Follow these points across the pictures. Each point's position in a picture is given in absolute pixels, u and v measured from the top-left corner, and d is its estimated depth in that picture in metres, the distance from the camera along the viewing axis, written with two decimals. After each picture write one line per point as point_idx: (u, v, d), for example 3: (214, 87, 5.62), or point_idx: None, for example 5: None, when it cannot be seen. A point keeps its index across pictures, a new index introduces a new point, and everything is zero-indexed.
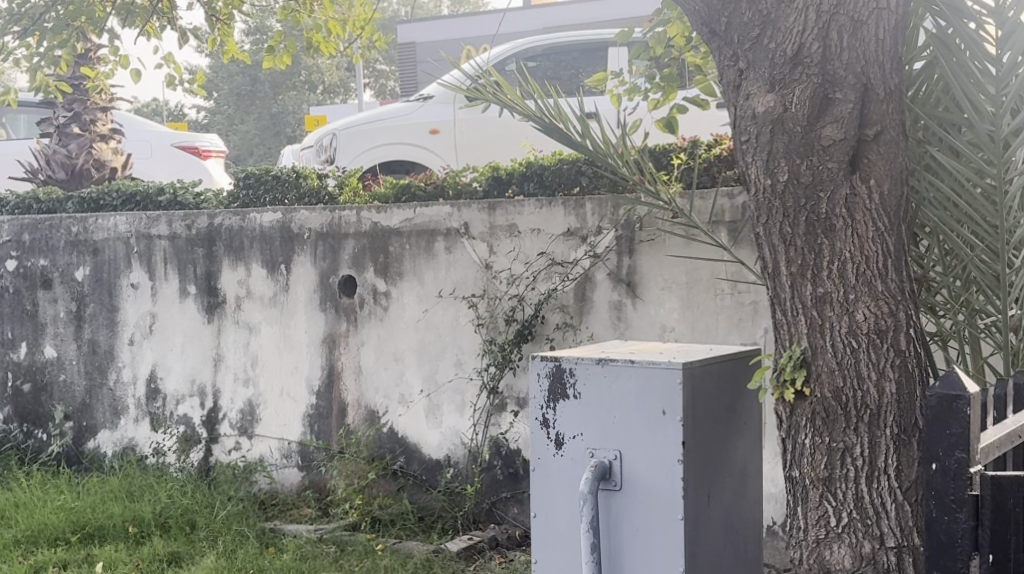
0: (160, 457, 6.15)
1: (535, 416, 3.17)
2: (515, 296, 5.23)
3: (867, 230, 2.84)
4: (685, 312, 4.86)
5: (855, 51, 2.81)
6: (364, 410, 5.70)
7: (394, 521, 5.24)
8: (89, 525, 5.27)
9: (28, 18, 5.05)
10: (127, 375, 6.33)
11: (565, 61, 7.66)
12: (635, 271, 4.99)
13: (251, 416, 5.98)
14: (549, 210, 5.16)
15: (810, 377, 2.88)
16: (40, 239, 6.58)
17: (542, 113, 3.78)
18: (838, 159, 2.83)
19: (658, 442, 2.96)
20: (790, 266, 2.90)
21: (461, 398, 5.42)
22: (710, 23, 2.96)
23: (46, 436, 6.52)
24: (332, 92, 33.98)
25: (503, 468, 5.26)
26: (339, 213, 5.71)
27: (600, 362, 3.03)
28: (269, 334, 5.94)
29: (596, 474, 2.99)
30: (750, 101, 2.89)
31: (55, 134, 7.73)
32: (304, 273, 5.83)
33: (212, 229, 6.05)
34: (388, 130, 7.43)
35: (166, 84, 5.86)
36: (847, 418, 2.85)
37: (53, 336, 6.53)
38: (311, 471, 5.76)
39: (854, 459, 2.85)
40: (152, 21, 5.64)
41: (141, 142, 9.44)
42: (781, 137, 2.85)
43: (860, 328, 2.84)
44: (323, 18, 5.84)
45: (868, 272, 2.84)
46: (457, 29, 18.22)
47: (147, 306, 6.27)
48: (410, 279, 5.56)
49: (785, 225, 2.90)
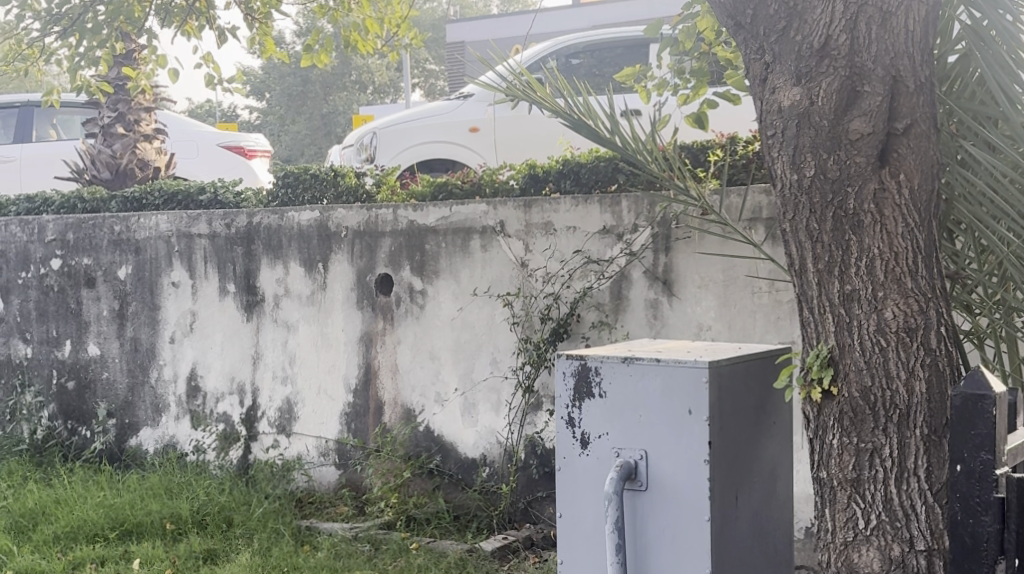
0: (200, 454, 6.19)
1: (560, 415, 3.13)
2: (551, 294, 5.19)
3: (896, 226, 2.76)
4: (722, 310, 4.80)
5: (884, 43, 2.74)
6: (400, 409, 5.70)
7: (429, 520, 5.24)
8: (128, 521, 5.31)
9: (69, 18, 5.08)
10: (168, 373, 6.37)
11: (607, 57, 7.63)
12: (671, 270, 4.94)
13: (289, 414, 6.01)
14: (585, 208, 5.12)
15: (837, 376, 2.82)
16: (83, 238, 6.63)
17: (570, 110, 3.71)
18: (866, 154, 2.76)
19: (684, 441, 2.92)
20: (816, 263, 2.84)
21: (496, 397, 5.40)
22: (736, 16, 2.89)
23: (89, 433, 6.59)
24: (384, 92, 34.07)
25: (539, 468, 5.23)
26: (376, 212, 5.72)
27: (626, 361, 2.99)
28: (307, 332, 5.96)
29: (621, 474, 2.95)
30: (776, 95, 2.84)
31: (99, 134, 7.83)
32: (342, 271, 5.84)
33: (251, 228, 6.08)
34: (428, 128, 7.43)
35: (205, 83, 5.90)
36: (875, 418, 2.79)
37: (97, 334, 6.59)
38: (347, 470, 5.77)
39: (882, 461, 2.79)
40: (192, 20, 5.65)
41: (187, 143, 9.52)
42: (807, 132, 2.79)
43: (889, 326, 2.77)
44: (361, 16, 5.83)
45: (897, 270, 2.76)
46: (505, 27, 18.19)
47: (188, 304, 6.32)
48: (446, 278, 5.54)
49: (812, 221, 2.83)
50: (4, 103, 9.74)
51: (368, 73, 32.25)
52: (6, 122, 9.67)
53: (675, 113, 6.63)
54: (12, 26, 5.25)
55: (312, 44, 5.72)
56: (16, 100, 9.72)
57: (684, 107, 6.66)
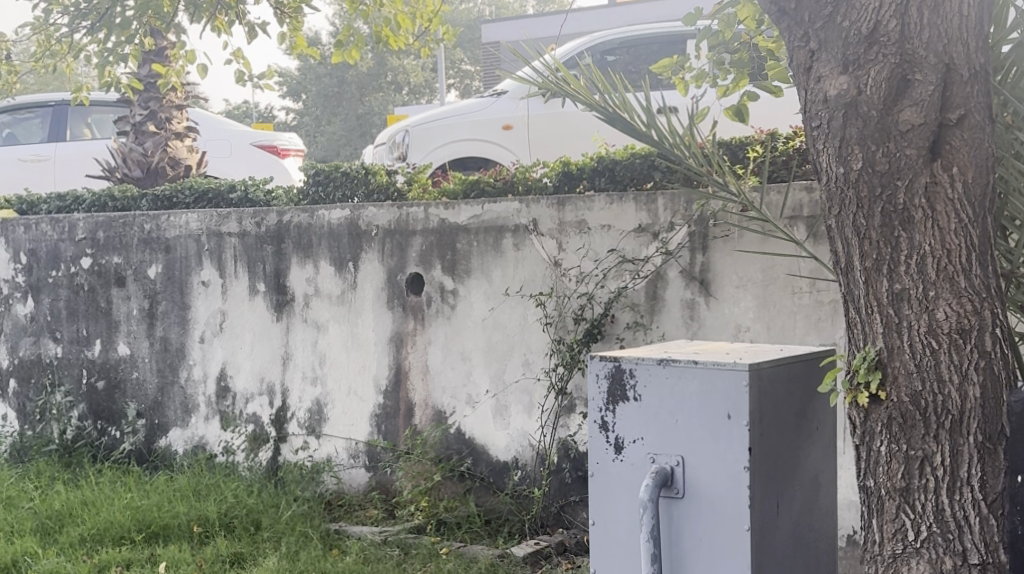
0: (229, 456, 6.12)
1: (593, 419, 3.03)
2: (584, 294, 5.08)
3: (949, 222, 2.61)
4: (761, 311, 4.67)
5: (937, 29, 2.60)
6: (431, 411, 5.60)
7: (460, 524, 5.14)
8: (155, 524, 5.23)
9: (96, 13, 4.99)
10: (197, 373, 6.31)
11: (642, 54, 7.50)
12: (708, 269, 4.81)
13: (319, 415, 5.93)
14: (619, 206, 5.01)
15: (885, 380, 2.67)
16: (114, 237, 6.57)
17: (605, 104, 3.56)
18: (918, 145, 2.61)
19: (723, 446, 2.81)
20: (864, 260, 2.68)
21: (529, 398, 5.29)
22: (779, 1, 2.76)
23: (119, 434, 6.54)
24: (420, 94, 33.67)
25: (572, 471, 5.12)
26: (407, 210, 5.62)
27: (661, 363, 2.90)
28: (337, 332, 5.87)
29: (657, 481, 2.85)
30: (822, 84, 2.70)
31: (131, 132, 7.80)
32: (372, 271, 5.75)
33: (281, 226, 6.00)
34: (460, 126, 7.32)
35: (236, 79, 5.82)
36: (926, 424, 2.64)
37: (127, 334, 6.53)
38: (377, 472, 5.68)
39: (933, 469, 2.63)
40: (222, 16, 5.55)
41: (220, 142, 9.48)
42: (854, 123, 2.65)
43: (941, 327, 2.62)
44: (393, 11, 5.72)
45: (950, 268, 2.61)
46: (541, 28, 18.07)
47: (218, 304, 6.25)
48: (477, 277, 5.43)
49: (859, 216, 2.67)
50: (38, 101, 9.73)
51: (403, 73, 32.20)
52: (41, 120, 9.67)
53: (713, 106, 6.53)
54: (41, 22, 5.19)
55: (343, 39, 5.63)
56: (51, 99, 9.71)
57: (723, 101, 6.57)
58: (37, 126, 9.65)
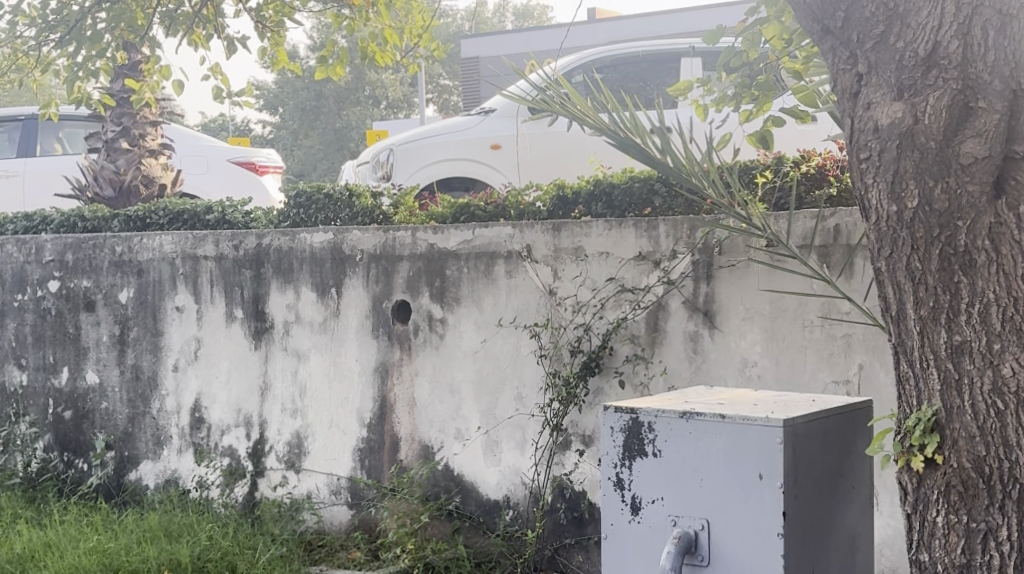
0: (203, 491, 5.79)
1: (607, 476, 2.75)
2: (581, 324, 4.80)
3: (1016, 267, 2.35)
4: (769, 345, 4.40)
5: (1004, 51, 2.36)
6: (418, 446, 5.30)
7: (449, 567, 4.81)
8: (122, 568, 4.89)
9: (65, 26, 4.69)
10: (170, 404, 5.99)
11: (631, 72, 7.25)
12: (713, 300, 4.53)
13: (299, 449, 5.62)
14: (619, 232, 4.74)
15: (943, 443, 2.45)
16: (83, 259, 6.26)
17: (615, 127, 3.22)
18: (980, 181, 2.36)
19: (754, 509, 2.54)
20: (919, 309, 2.45)
21: (521, 434, 5.01)
22: (824, 19, 2.55)
23: (86, 466, 6.21)
24: (399, 109, 33.40)
25: (567, 512, 4.85)
26: (393, 234, 5.33)
27: (684, 416, 2.62)
28: (319, 362, 5.57)
29: (680, 548, 2.57)
30: (872, 111, 2.46)
31: (103, 149, 7.46)
32: (356, 297, 5.45)
33: (261, 250, 5.70)
34: (447, 145, 7.03)
35: (213, 95, 5.53)
36: (990, 494, 2.40)
37: (96, 361, 6.21)
38: (361, 510, 5.38)
39: (998, 544, 2.40)
40: (200, 30, 5.26)
41: (197, 158, 9.15)
42: (910, 155, 2.41)
43: (1007, 386, 2.36)
44: (379, 26, 5.43)
45: (1018, 318, 2.36)
46: (523, 42, 17.81)
47: (193, 331, 5.94)
48: (467, 305, 5.15)
49: (914, 259, 2.44)
50: (7, 115, 9.41)
51: (382, 88, 31.94)
52: (10, 135, 9.35)
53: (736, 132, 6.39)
54: (6, 34, 4.87)
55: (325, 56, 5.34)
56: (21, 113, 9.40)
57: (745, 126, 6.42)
58: (7, 142, 9.33)
